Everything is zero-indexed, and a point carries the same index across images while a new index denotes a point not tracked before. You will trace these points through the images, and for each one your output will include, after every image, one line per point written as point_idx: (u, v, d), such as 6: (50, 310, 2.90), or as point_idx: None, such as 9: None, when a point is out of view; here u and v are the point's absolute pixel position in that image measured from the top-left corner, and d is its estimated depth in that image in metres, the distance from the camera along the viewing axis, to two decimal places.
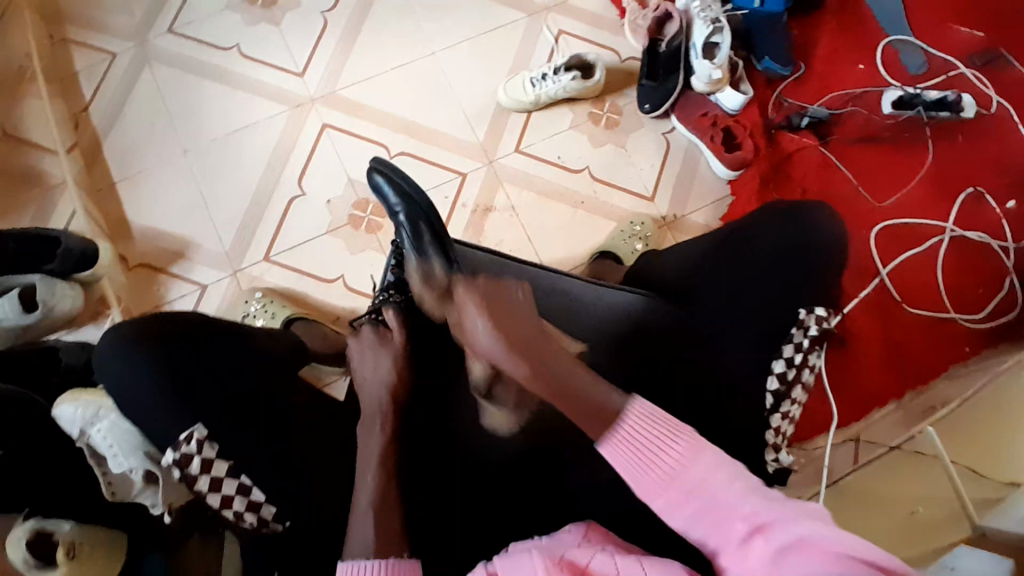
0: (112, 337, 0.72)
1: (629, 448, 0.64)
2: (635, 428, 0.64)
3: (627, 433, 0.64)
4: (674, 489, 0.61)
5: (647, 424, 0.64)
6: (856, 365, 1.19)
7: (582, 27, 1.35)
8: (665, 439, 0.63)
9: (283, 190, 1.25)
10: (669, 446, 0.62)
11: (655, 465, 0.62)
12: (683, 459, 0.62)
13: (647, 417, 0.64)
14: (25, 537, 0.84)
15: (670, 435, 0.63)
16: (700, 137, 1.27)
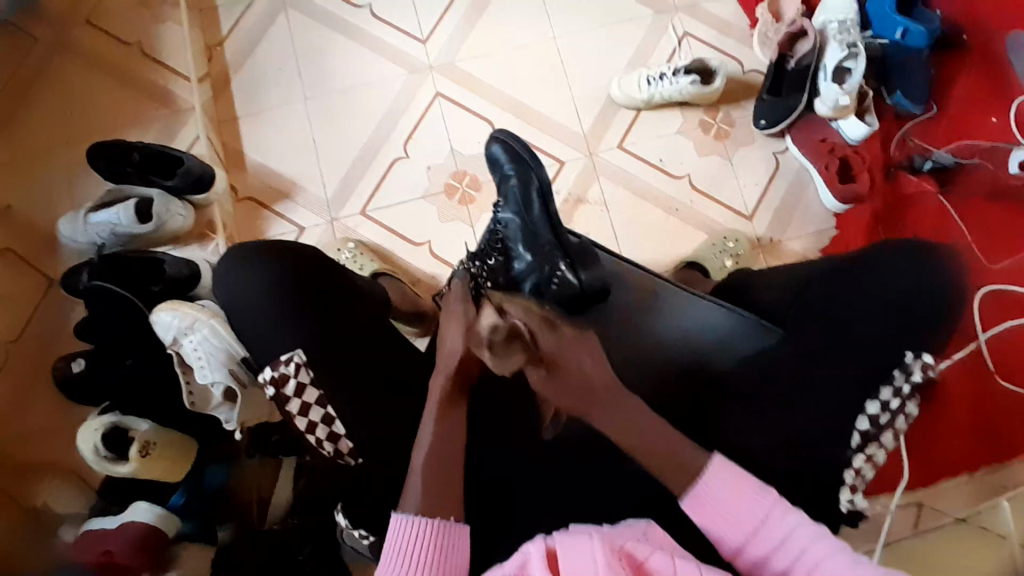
0: (238, 254, 0.79)
1: (710, 509, 0.66)
2: (711, 488, 0.66)
3: (705, 492, 0.67)
4: (759, 547, 0.64)
5: (721, 478, 0.66)
6: (934, 431, 1.11)
7: (709, 32, 1.32)
8: (745, 499, 0.65)
9: (389, 150, 1.29)
10: (750, 511, 0.65)
11: (738, 528, 0.65)
12: (768, 523, 0.64)
13: (723, 478, 0.66)
14: (100, 429, 0.95)
15: (749, 488, 0.66)
16: (815, 163, 1.21)
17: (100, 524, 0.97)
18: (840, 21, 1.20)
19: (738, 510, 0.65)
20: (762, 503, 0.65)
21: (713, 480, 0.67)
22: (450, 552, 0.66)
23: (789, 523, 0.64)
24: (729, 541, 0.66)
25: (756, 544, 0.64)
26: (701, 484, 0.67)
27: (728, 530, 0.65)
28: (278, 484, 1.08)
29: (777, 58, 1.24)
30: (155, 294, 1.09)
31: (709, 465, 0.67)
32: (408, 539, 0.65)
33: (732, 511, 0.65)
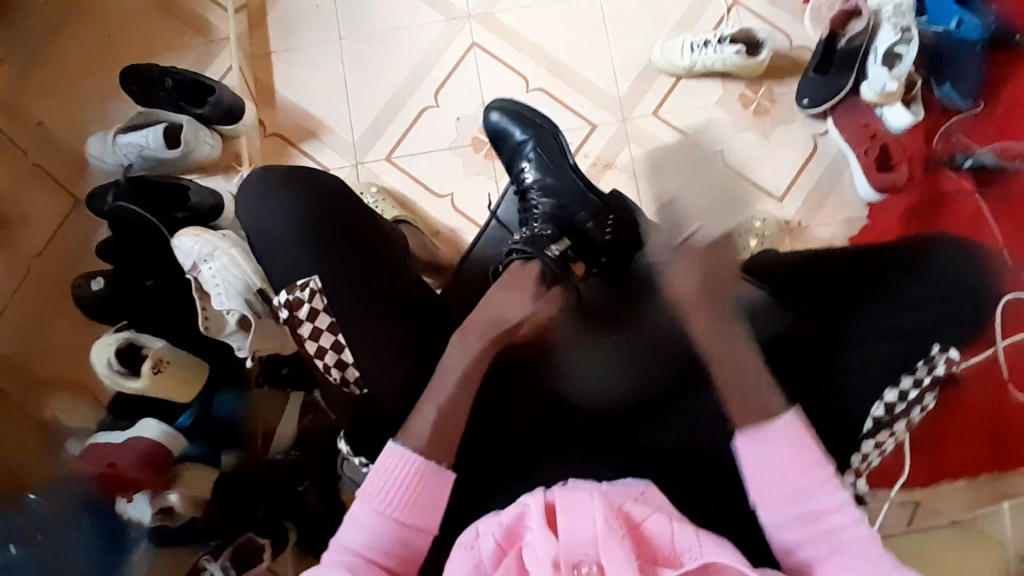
0: (266, 175, 0.80)
1: (764, 456, 0.68)
2: (779, 442, 0.68)
3: (770, 443, 0.68)
4: (795, 512, 0.65)
5: (790, 439, 0.68)
6: (943, 433, 1.07)
7: (760, 3, 1.27)
8: (807, 459, 0.67)
9: (420, 97, 1.27)
10: (810, 469, 0.66)
11: (785, 486, 0.66)
12: (814, 487, 0.66)
13: (794, 437, 0.67)
14: (114, 344, 0.95)
15: (815, 460, 0.67)
16: (854, 148, 1.17)
17: (106, 438, 0.98)
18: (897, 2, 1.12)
19: (793, 473, 0.66)
20: (821, 467, 0.66)
21: (787, 434, 0.68)
22: (431, 493, 0.67)
23: (838, 493, 0.65)
24: (769, 494, 0.66)
25: (797, 503, 0.65)
26: (770, 440, 0.68)
27: (775, 484, 0.66)
28: (284, 414, 1.09)
29: (827, 36, 1.19)
30: (178, 220, 1.09)
31: (786, 418, 0.68)
32: (396, 470, 0.67)
33: (790, 466, 0.67)
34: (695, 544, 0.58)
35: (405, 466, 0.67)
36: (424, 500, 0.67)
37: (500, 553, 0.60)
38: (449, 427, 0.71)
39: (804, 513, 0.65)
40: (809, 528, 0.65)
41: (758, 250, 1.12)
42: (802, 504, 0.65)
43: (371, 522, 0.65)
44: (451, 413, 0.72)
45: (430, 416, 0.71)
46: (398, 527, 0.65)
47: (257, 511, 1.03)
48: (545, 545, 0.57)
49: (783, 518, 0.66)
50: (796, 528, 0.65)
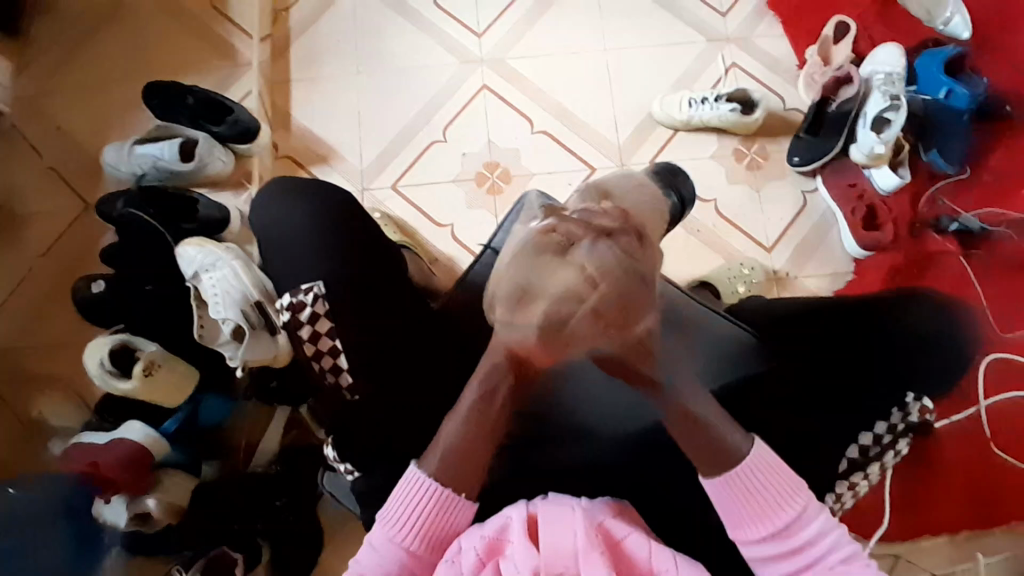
0: (279, 185, 0.84)
1: (736, 489, 0.66)
2: (749, 471, 0.65)
3: (741, 475, 0.65)
4: (783, 546, 0.65)
5: (759, 471, 0.65)
6: (926, 490, 1.08)
7: (756, 66, 1.34)
8: (781, 495, 0.65)
9: (429, 132, 1.32)
10: (783, 509, 0.64)
11: (761, 523, 0.65)
12: (797, 517, 0.64)
13: (763, 465, 0.65)
14: (109, 345, 0.97)
15: (791, 492, 0.65)
16: (841, 206, 1.23)
17: (90, 438, 0.98)
18: (888, 73, 1.20)
19: (773, 504, 0.65)
20: (798, 498, 0.65)
21: (756, 469, 0.65)
22: (449, 523, 0.67)
23: (818, 522, 0.64)
24: (745, 534, 0.66)
25: (777, 539, 0.65)
26: (741, 477, 0.65)
27: (751, 524, 0.65)
28: (269, 428, 1.11)
29: (818, 100, 1.26)
30: (186, 231, 1.12)
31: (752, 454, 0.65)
32: (413, 496, 0.67)
33: (764, 505, 0.65)
34: (671, 567, 0.60)
35: (424, 495, 0.66)
36: (439, 534, 0.67)
37: (480, 566, 0.60)
38: (471, 447, 0.69)
39: (783, 550, 0.64)
40: (794, 565, 0.64)
41: (745, 296, 1.17)
42: (780, 541, 0.65)
43: (383, 549, 0.66)
44: (470, 440, 0.69)
45: (455, 430, 0.69)
46: (410, 557, 0.66)
47: (233, 526, 1.02)
48: (526, 557, 0.59)
49: (765, 557, 0.65)
50: (783, 564, 0.65)
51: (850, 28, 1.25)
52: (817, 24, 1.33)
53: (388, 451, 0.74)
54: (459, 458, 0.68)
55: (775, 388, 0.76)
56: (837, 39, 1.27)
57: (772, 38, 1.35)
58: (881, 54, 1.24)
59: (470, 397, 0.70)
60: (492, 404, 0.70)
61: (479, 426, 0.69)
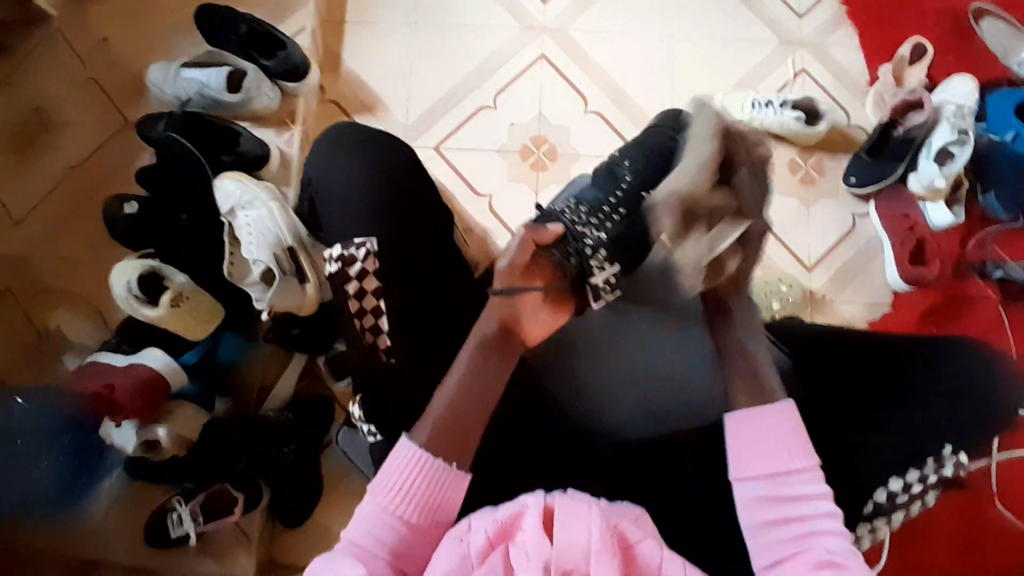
0: (337, 135, 0.83)
1: (757, 431, 0.69)
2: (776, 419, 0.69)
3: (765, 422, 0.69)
4: (777, 497, 0.66)
5: (784, 425, 0.68)
6: (924, 532, 1.07)
7: (827, 77, 1.29)
8: (794, 448, 0.67)
9: (480, 96, 1.29)
10: (786, 457, 0.67)
11: (762, 467, 0.67)
12: (800, 478, 0.67)
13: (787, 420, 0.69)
14: (137, 271, 0.95)
15: (802, 450, 0.67)
16: (891, 236, 1.19)
17: (107, 359, 0.97)
18: (959, 105, 1.14)
19: (781, 454, 0.67)
20: (802, 456, 0.67)
21: (783, 415, 0.69)
22: (444, 499, 0.66)
23: (817, 485, 0.66)
24: (745, 470, 0.68)
25: (773, 496, 0.66)
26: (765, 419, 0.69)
27: (754, 467, 0.68)
28: (283, 373, 1.10)
29: (885, 121, 1.20)
30: (224, 163, 1.10)
31: (782, 404, 0.69)
32: (407, 466, 0.66)
33: (767, 453, 0.67)
34: None
35: (422, 464, 0.65)
36: (436, 510, 0.65)
37: (488, 549, 0.60)
38: (471, 420, 0.67)
39: (773, 496, 0.66)
40: (779, 515, 0.66)
41: (778, 314, 1.14)
42: (773, 485, 0.67)
43: (378, 519, 0.64)
44: (475, 412, 0.68)
45: (445, 405, 0.67)
46: (408, 531, 0.64)
47: (238, 464, 1.03)
48: (538, 547, 0.58)
49: (750, 497, 0.67)
50: (770, 514, 0.66)
51: (926, 51, 1.21)
52: (897, 42, 1.28)
53: (411, 420, 0.72)
54: (461, 433, 0.66)
55: None
56: (912, 61, 1.23)
57: (847, 49, 1.30)
58: (954, 84, 1.20)
59: (461, 369, 0.69)
60: (489, 364, 0.70)
61: (474, 393, 0.68)
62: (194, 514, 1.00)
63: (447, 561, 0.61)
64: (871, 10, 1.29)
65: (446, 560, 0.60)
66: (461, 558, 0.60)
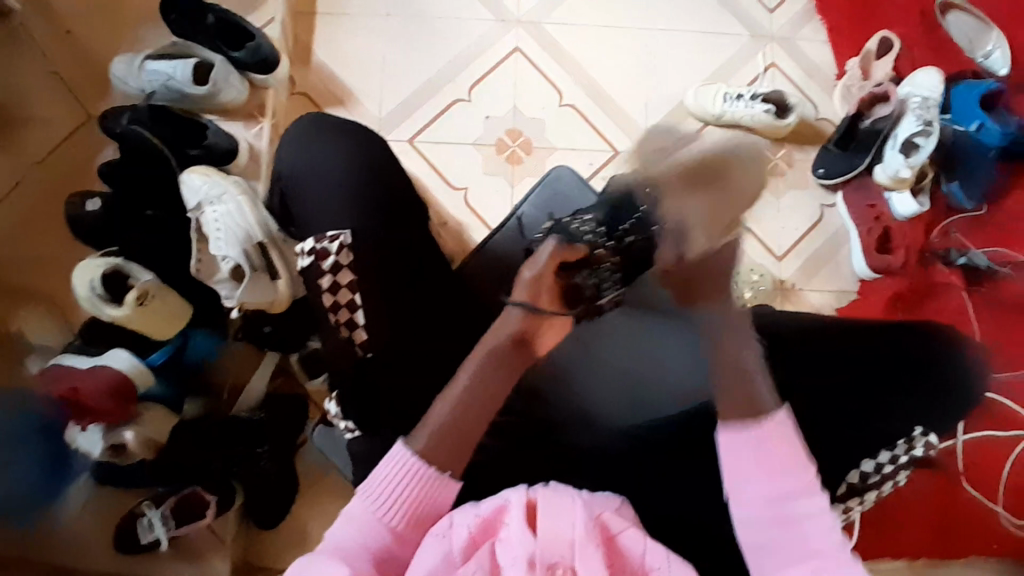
0: (306, 127, 0.81)
1: (750, 445, 0.67)
2: (770, 435, 0.67)
3: (759, 434, 0.67)
4: (770, 512, 0.66)
5: (778, 442, 0.67)
6: (895, 514, 1.09)
7: (796, 70, 1.31)
8: (788, 464, 0.67)
9: (454, 89, 1.27)
10: (786, 475, 0.66)
11: (763, 481, 0.66)
12: (798, 490, 0.66)
13: (781, 435, 0.67)
14: (102, 269, 0.91)
15: (799, 461, 0.67)
16: (858, 225, 1.21)
17: (71, 360, 0.93)
18: (924, 97, 1.16)
19: (776, 471, 0.66)
20: (800, 475, 0.66)
21: (776, 432, 0.67)
22: (436, 501, 0.65)
23: (815, 500, 0.66)
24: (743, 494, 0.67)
25: (770, 502, 0.66)
26: (757, 436, 0.67)
27: (749, 482, 0.67)
28: (258, 370, 1.10)
29: (852, 114, 1.23)
30: (190, 157, 1.07)
31: (775, 419, 0.67)
32: (403, 474, 0.64)
33: (771, 467, 0.66)
34: (663, 565, 0.60)
35: (415, 473, 0.64)
36: (427, 510, 0.64)
37: (472, 545, 0.60)
38: (467, 425, 0.66)
39: (772, 511, 0.66)
40: (778, 531, 0.65)
41: (751, 302, 1.17)
42: (774, 504, 0.66)
43: (364, 524, 0.63)
44: (465, 417, 0.66)
45: (446, 412, 0.66)
46: (393, 538, 0.63)
47: (211, 467, 1.00)
48: (523, 541, 0.59)
49: (750, 519, 0.66)
50: (767, 529, 0.66)
51: (894, 45, 1.25)
52: (862, 36, 1.31)
53: (387, 416, 0.71)
54: (450, 437, 0.65)
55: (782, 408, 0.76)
56: (880, 54, 1.26)
57: (814, 42, 1.32)
58: (920, 77, 1.21)
59: (466, 379, 0.67)
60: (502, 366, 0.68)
61: (475, 404, 0.66)
62: (166, 518, 0.99)
63: (430, 559, 0.60)
64: (838, 4, 1.32)
65: (430, 558, 0.60)
66: (444, 557, 0.59)
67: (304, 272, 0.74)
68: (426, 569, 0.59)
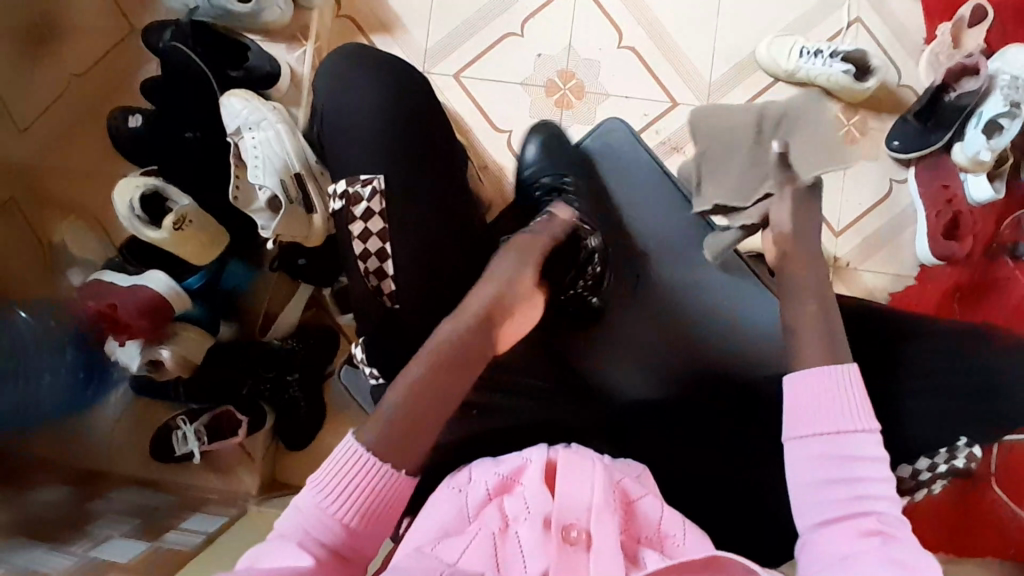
0: (343, 59, 0.76)
1: (815, 387, 0.63)
2: (834, 381, 0.63)
3: (823, 378, 0.63)
4: (831, 454, 0.60)
5: (842, 383, 0.63)
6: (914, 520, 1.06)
7: (884, 27, 1.18)
8: (851, 407, 0.62)
9: (506, 21, 1.19)
10: (846, 412, 0.62)
11: (820, 419, 0.62)
12: (859, 434, 0.61)
13: (846, 380, 0.63)
14: (142, 189, 0.91)
15: (860, 408, 0.62)
16: (927, 208, 1.12)
17: (112, 278, 0.94)
18: (1014, 76, 1.03)
19: (836, 406, 0.62)
20: (863, 416, 0.62)
21: (836, 377, 0.63)
22: (390, 496, 0.58)
23: (877, 449, 0.60)
24: (800, 428, 0.63)
25: (828, 441, 0.61)
26: (822, 379, 0.63)
27: (808, 420, 0.62)
28: (290, 302, 1.10)
29: (937, 85, 1.10)
30: (231, 79, 1.03)
31: (843, 367, 0.64)
32: (358, 468, 0.57)
33: (830, 404, 0.62)
34: (680, 533, 0.60)
35: (364, 464, 0.58)
36: (380, 505, 0.58)
37: (487, 501, 0.61)
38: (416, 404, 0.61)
39: (832, 453, 0.60)
40: (834, 475, 0.60)
41: None
42: (833, 442, 0.61)
43: (317, 516, 0.56)
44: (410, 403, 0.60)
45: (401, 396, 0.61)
46: (348, 535, 0.56)
47: (241, 390, 1.04)
48: (539, 501, 0.59)
49: (807, 456, 0.61)
50: (822, 471, 0.60)
51: (988, 15, 1.10)
52: None
53: None
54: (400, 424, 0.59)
55: None
56: (971, 23, 1.12)
57: None
58: (1011, 53, 1.09)
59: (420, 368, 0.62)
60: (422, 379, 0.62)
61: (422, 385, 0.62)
62: (199, 432, 1.03)
63: (444, 512, 0.60)
64: None
65: (443, 512, 0.60)
66: (458, 509, 0.60)
67: (335, 216, 0.72)
68: (440, 518, 0.60)
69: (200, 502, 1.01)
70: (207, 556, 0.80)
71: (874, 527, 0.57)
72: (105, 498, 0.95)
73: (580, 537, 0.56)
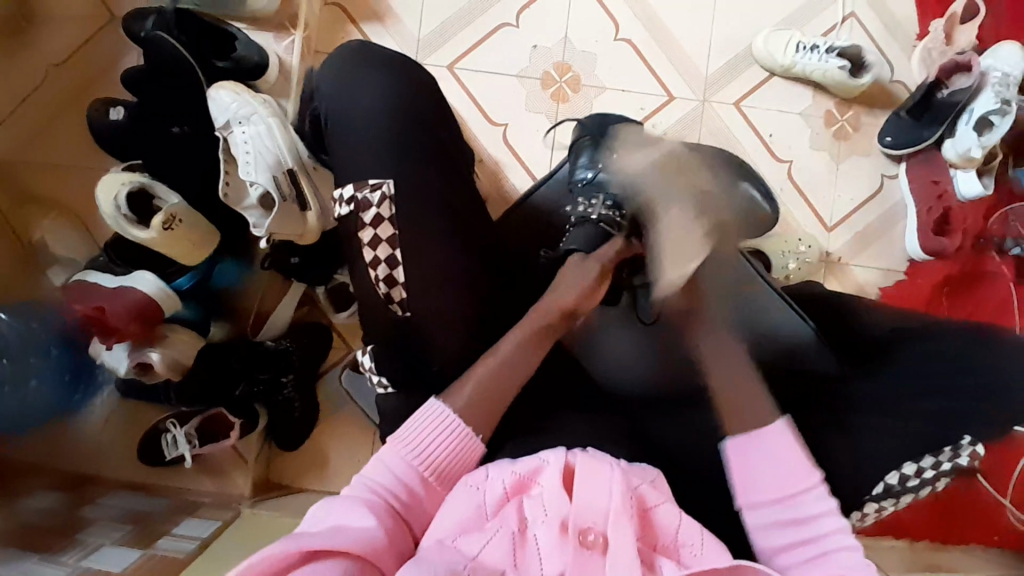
0: (345, 56, 0.74)
1: (753, 458, 0.66)
2: (774, 444, 0.66)
3: (763, 444, 0.66)
4: (785, 516, 0.63)
5: (783, 443, 0.66)
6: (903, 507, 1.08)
7: (877, 22, 1.19)
8: (795, 468, 0.65)
9: (500, 12, 1.17)
10: (793, 476, 0.64)
11: (767, 489, 0.64)
12: (804, 492, 0.64)
13: (784, 440, 0.66)
14: (127, 186, 0.87)
15: (805, 467, 0.65)
16: (918, 203, 1.13)
17: (99, 278, 0.91)
18: (1006, 73, 1.06)
19: (783, 469, 0.65)
20: (808, 474, 0.64)
21: (777, 442, 0.66)
22: (462, 456, 0.64)
23: (824, 502, 0.63)
24: (752, 497, 0.65)
25: (781, 505, 0.64)
26: (760, 443, 0.66)
27: (760, 487, 0.65)
28: (283, 300, 1.07)
29: (930, 81, 1.12)
30: (218, 70, 1.00)
31: (776, 427, 0.66)
32: (442, 430, 0.64)
33: (766, 472, 0.65)
34: (698, 542, 0.59)
35: (447, 426, 0.64)
36: (452, 466, 0.64)
37: (504, 501, 0.60)
38: (497, 387, 0.67)
39: (787, 517, 0.63)
40: (795, 534, 0.63)
41: (793, 275, 1.12)
42: (784, 507, 0.64)
43: (398, 470, 0.62)
44: (488, 390, 0.67)
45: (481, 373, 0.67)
46: (422, 486, 0.62)
47: (234, 391, 1.02)
48: (557, 502, 0.58)
49: (764, 524, 0.64)
50: (785, 533, 0.63)
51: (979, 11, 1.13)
52: None
53: (425, 374, 0.70)
54: (478, 400, 0.66)
55: (832, 404, 0.73)
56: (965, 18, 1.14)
57: None
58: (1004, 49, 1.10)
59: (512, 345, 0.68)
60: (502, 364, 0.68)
61: (486, 399, 0.66)
62: (188, 437, 0.99)
63: (463, 508, 0.59)
64: None
65: (460, 509, 0.59)
66: (477, 507, 0.59)
67: (342, 220, 0.70)
68: (457, 517, 0.59)
69: (194, 505, 0.99)
70: (202, 566, 0.77)
71: (836, 574, 0.59)
72: (94, 505, 0.92)
73: (596, 541, 0.57)
